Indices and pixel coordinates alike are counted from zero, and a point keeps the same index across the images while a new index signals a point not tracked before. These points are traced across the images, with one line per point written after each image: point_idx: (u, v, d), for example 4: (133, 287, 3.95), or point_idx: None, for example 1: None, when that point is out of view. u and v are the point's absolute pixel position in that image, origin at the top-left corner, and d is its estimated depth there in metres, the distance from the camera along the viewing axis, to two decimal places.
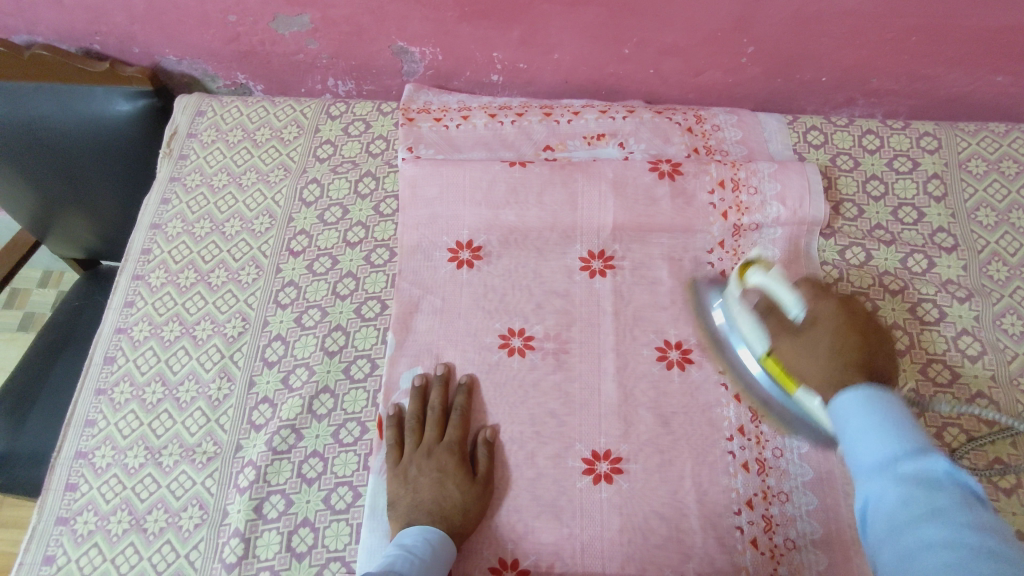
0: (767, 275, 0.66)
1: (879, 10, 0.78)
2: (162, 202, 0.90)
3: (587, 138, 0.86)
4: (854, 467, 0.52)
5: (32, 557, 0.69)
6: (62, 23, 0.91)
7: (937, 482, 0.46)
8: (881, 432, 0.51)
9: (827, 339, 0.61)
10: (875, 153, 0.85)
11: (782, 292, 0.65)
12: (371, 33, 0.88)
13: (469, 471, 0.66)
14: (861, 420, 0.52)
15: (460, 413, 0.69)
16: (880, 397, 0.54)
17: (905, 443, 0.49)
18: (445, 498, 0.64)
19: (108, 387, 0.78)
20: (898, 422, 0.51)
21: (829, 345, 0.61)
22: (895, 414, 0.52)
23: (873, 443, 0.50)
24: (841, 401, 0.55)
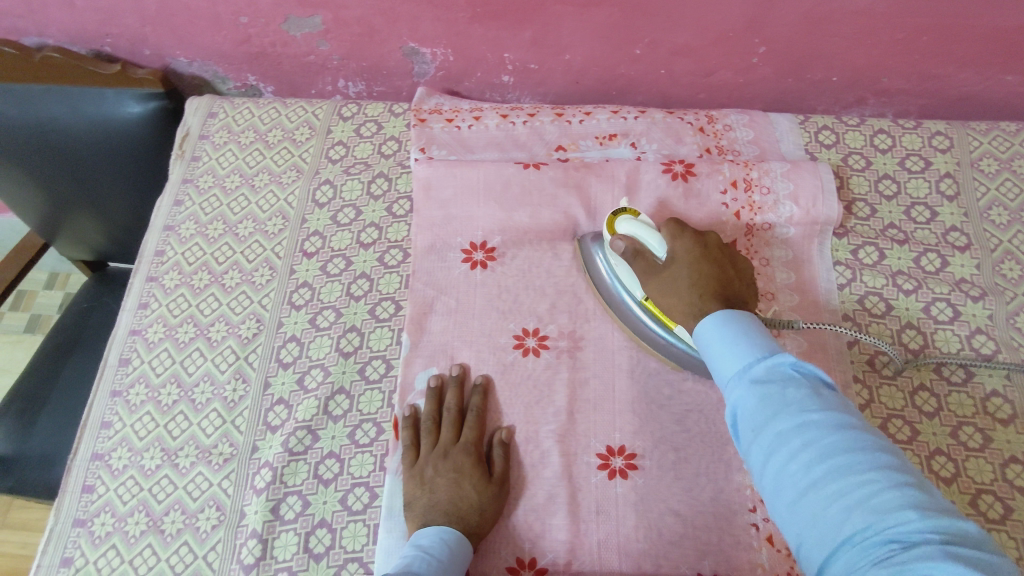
0: (637, 224, 0.69)
1: (890, 9, 0.79)
2: (175, 203, 0.90)
3: (599, 138, 0.86)
4: (720, 378, 0.57)
5: (50, 560, 0.69)
6: (73, 25, 0.91)
7: (789, 381, 0.52)
8: (738, 346, 0.56)
9: (682, 272, 0.65)
10: (887, 153, 0.85)
11: (649, 238, 0.68)
12: (383, 34, 0.88)
13: (486, 471, 0.66)
14: (722, 342, 0.58)
15: (476, 414, 0.69)
16: (738, 316, 0.59)
17: (756, 352, 0.56)
18: (462, 498, 0.63)
19: (123, 389, 0.78)
20: (752, 335, 0.57)
21: (681, 280, 0.65)
22: (748, 328, 0.58)
23: (736, 355, 0.56)
24: (703, 325, 0.60)
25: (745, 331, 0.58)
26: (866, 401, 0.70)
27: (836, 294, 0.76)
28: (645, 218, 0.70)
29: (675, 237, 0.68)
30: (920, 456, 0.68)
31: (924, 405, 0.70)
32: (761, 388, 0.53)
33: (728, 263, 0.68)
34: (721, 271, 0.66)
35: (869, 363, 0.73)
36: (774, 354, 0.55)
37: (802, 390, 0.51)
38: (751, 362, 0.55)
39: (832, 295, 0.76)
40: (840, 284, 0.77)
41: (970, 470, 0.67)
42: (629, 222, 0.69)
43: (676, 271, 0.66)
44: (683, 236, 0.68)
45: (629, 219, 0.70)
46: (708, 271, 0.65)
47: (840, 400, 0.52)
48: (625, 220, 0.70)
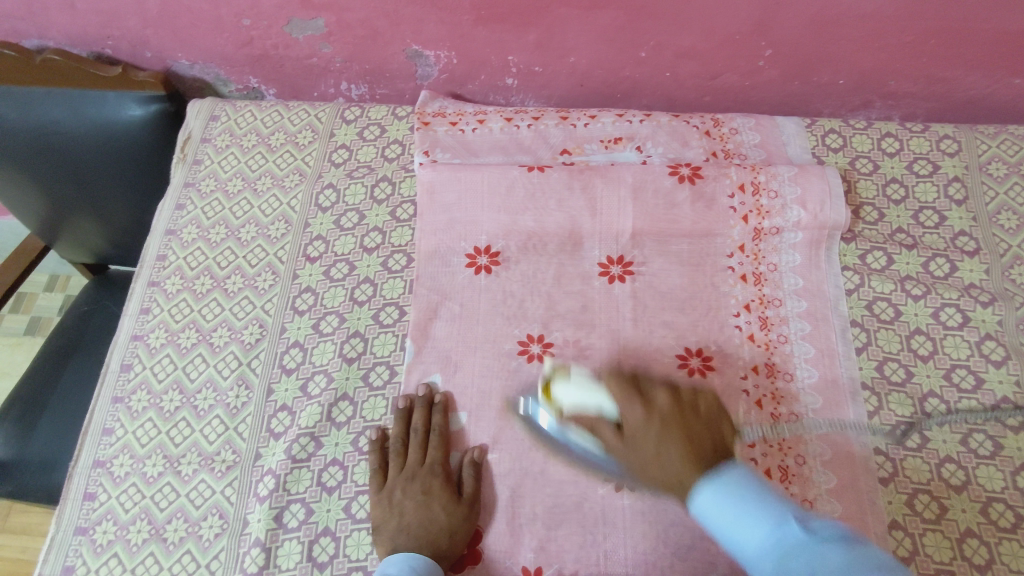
0: (574, 386, 0.63)
1: (898, 13, 0.78)
2: (177, 207, 0.89)
3: (605, 142, 0.86)
4: (747, 560, 0.50)
5: (51, 568, 0.69)
6: (74, 27, 0.90)
7: (813, 548, 0.45)
8: (751, 520, 0.50)
9: (654, 446, 0.56)
10: (895, 156, 0.85)
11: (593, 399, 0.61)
12: (386, 37, 0.87)
13: (455, 491, 0.66)
14: (730, 516, 0.51)
15: (439, 435, 0.69)
16: (733, 475, 0.53)
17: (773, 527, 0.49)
18: (432, 521, 0.64)
19: (125, 395, 0.78)
20: (760, 499, 0.51)
21: (654, 453, 0.56)
22: (753, 491, 0.52)
23: (755, 530, 0.49)
24: (696, 498, 0.53)
25: (750, 495, 0.51)
26: (876, 407, 0.70)
27: (844, 299, 0.75)
28: (578, 376, 0.64)
29: (620, 400, 0.60)
30: (930, 463, 0.67)
31: (934, 412, 0.70)
32: (782, 566, 0.46)
33: (693, 419, 0.58)
34: (688, 433, 0.57)
35: (878, 370, 0.72)
36: (785, 520, 0.49)
37: (824, 547, 0.45)
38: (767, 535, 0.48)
39: (840, 301, 0.75)
40: (848, 289, 0.76)
41: (982, 478, 0.66)
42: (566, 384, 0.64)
43: (642, 450, 0.57)
44: (632, 397, 0.59)
45: (565, 383, 0.64)
46: (674, 434, 0.56)
47: (869, 551, 0.44)
48: (562, 386, 0.64)
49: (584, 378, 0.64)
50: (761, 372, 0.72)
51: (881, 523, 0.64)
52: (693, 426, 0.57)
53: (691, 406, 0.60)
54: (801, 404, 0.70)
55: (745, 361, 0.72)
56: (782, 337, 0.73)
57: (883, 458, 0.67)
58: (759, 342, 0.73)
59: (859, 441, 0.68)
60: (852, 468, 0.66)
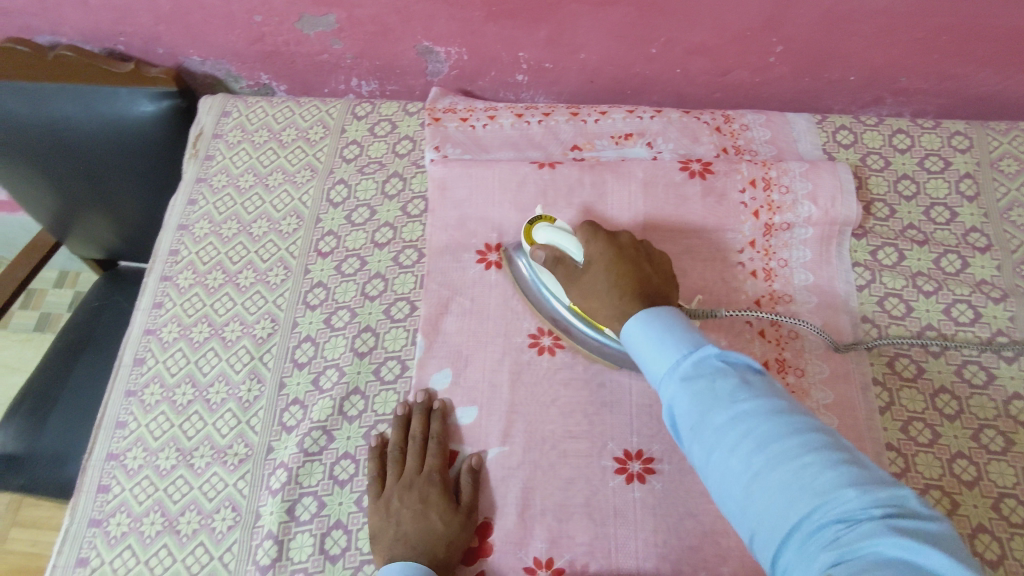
0: (554, 229, 0.69)
1: (910, 9, 0.78)
2: (189, 202, 0.90)
3: (615, 138, 0.86)
4: (655, 379, 0.58)
5: (65, 560, 0.69)
6: (87, 24, 0.91)
7: (720, 376, 0.53)
8: (666, 346, 0.57)
9: (602, 273, 0.66)
10: (906, 153, 0.85)
11: (568, 243, 0.68)
12: (397, 33, 0.88)
13: (453, 500, 0.65)
14: (649, 343, 0.59)
15: (438, 442, 0.68)
16: (661, 312, 0.61)
17: (686, 354, 0.56)
18: (429, 530, 0.62)
19: (138, 389, 0.78)
20: (675, 331, 0.58)
21: (600, 281, 0.66)
22: (671, 325, 0.59)
23: (665, 355, 0.57)
24: (627, 325, 0.61)
25: (670, 327, 0.59)
26: (887, 402, 0.70)
27: (854, 295, 0.76)
28: (561, 222, 0.71)
29: (586, 238, 0.68)
30: (942, 459, 0.67)
31: (945, 408, 0.70)
32: (687, 386, 0.54)
33: (645, 260, 0.68)
34: (637, 269, 0.66)
35: (889, 365, 0.72)
36: (695, 346, 0.56)
37: (729, 377, 0.53)
38: (677, 358, 0.56)
39: (850, 296, 0.76)
40: (859, 286, 0.76)
41: (994, 474, 0.66)
42: (546, 228, 0.70)
43: (591, 276, 0.67)
44: (595, 239, 0.68)
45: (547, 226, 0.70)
46: (621, 267, 0.66)
47: (766, 389, 0.53)
48: (543, 228, 0.70)
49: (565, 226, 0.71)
50: (772, 367, 0.71)
51: None
52: (643, 263, 0.67)
53: (648, 254, 0.69)
54: (812, 399, 0.70)
55: (756, 356, 0.72)
56: (792, 332, 0.73)
57: (894, 454, 0.67)
58: (770, 337, 0.73)
59: (870, 436, 0.68)
60: None
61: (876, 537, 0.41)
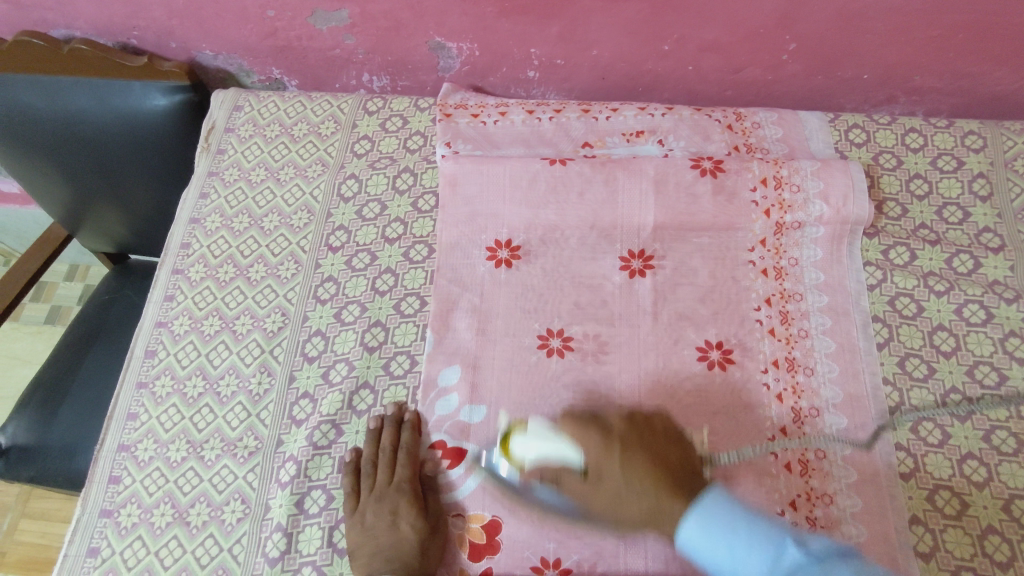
0: (532, 438, 0.63)
1: (926, 7, 0.77)
2: (201, 196, 0.90)
3: (626, 135, 0.86)
4: None
5: (77, 549, 0.70)
6: (101, 17, 0.91)
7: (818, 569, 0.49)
8: (745, 549, 0.53)
9: (620, 476, 0.59)
10: (919, 152, 0.84)
11: (556, 448, 0.61)
12: (410, 29, 0.88)
13: (422, 507, 0.67)
14: (723, 547, 0.54)
15: (407, 452, 0.69)
16: (713, 503, 0.56)
17: (770, 552, 0.52)
18: (402, 541, 0.64)
19: (149, 380, 0.79)
20: (744, 524, 0.54)
21: (622, 487, 0.59)
22: (734, 520, 0.54)
23: (751, 561, 0.52)
24: (683, 535, 0.56)
25: (735, 521, 0.54)
26: (897, 403, 0.70)
27: (865, 294, 0.75)
28: (533, 425, 0.64)
29: (578, 438, 0.61)
30: (952, 460, 0.67)
31: (956, 408, 0.69)
32: None
33: (649, 441, 0.62)
34: (651, 454, 0.61)
35: (900, 365, 0.72)
36: (777, 540, 0.52)
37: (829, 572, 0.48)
38: (766, 564, 0.52)
39: (862, 295, 0.75)
40: (870, 285, 0.76)
41: (1004, 475, 0.66)
42: (526, 438, 0.63)
43: (612, 485, 0.59)
44: (589, 433, 0.61)
45: (523, 437, 0.63)
46: (636, 461, 0.60)
47: (868, 570, 0.48)
48: (521, 442, 0.63)
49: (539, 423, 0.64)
50: (781, 366, 0.71)
51: (901, 518, 0.64)
52: (653, 444, 0.62)
53: (646, 425, 0.64)
54: (821, 398, 0.70)
55: (766, 355, 0.72)
56: (803, 332, 0.73)
57: (903, 454, 0.67)
58: (780, 336, 0.73)
59: (880, 436, 0.68)
60: (872, 462, 0.66)
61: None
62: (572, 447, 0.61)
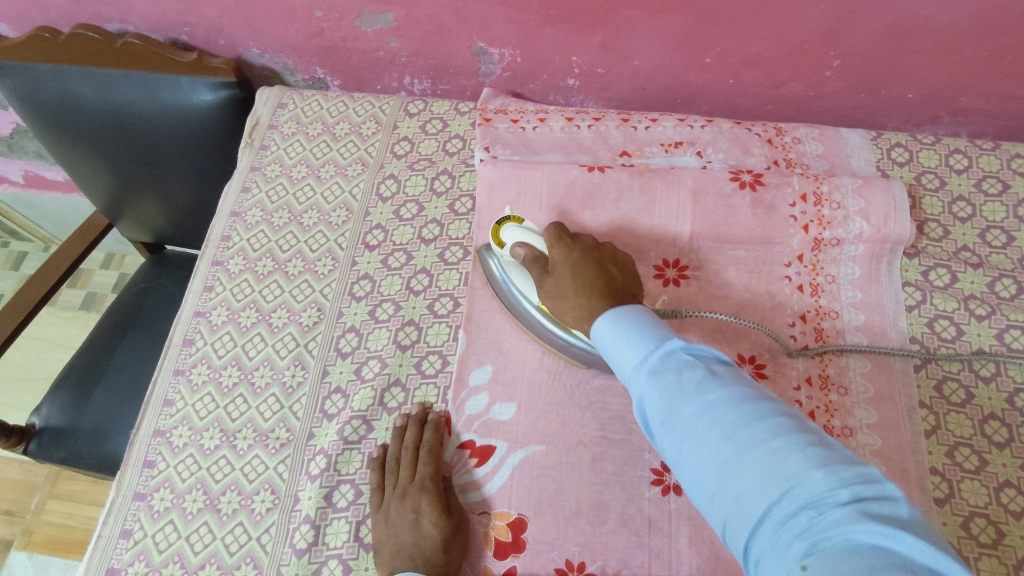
0: (519, 229, 0.71)
1: (975, 28, 0.77)
2: (242, 190, 0.92)
3: (665, 146, 0.86)
4: (621, 374, 0.54)
5: (110, 530, 0.71)
6: (154, 13, 0.93)
7: (686, 365, 0.50)
8: (634, 340, 0.54)
9: (568, 269, 0.65)
10: (962, 173, 0.83)
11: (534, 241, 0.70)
12: (453, 33, 0.89)
13: (446, 506, 0.65)
14: (617, 340, 0.55)
15: (429, 450, 0.68)
16: (630, 307, 0.57)
17: (652, 345, 0.53)
18: (424, 539, 0.63)
19: (186, 368, 0.80)
20: (643, 326, 0.55)
21: (564, 279, 0.65)
22: (639, 321, 0.55)
23: (631, 349, 0.53)
24: (596, 324, 0.58)
25: (636, 319, 0.56)
26: (933, 426, 0.69)
27: (903, 315, 0.74)
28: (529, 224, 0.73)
29: (551, 240, 0.68)
30: (989, 487, 0.66)
31: (994, 435, 0.68)
32: (655, 379, 0.50)
33: (606, 260, 0.66)
34: (600, 268, 0.64)
35: (937, 389, 0.71)
36: (663, 340, 0.53)
37: (696, 368, 0.49)
38: (644, 353, 0.53)
39: (900, 315, 0.74)
40: (909, 306, 0.75)
41: None
42: (513, 228, 0.71)
43: (558, 271, 0.66)
44: (561, 240, 0.68)
45: (514, 226, 0.72)
46: (587, 265, 0.64)
47: (729, 372, 0.49)
48: (510, 228, 0.72)
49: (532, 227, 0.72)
50: (814, 383, 0.71)
51: None
52: (609, 265, 0.66)
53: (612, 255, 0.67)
54: (855, 418, 0.69)
55: (799, 372, 0.72)
56: (838, 349, 0.73)
57: (939, 479, 0.66)
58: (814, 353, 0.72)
59: (915, 459, 0.67)
60: (906, 485, 0.65)
61: (846, 526, 0.38)
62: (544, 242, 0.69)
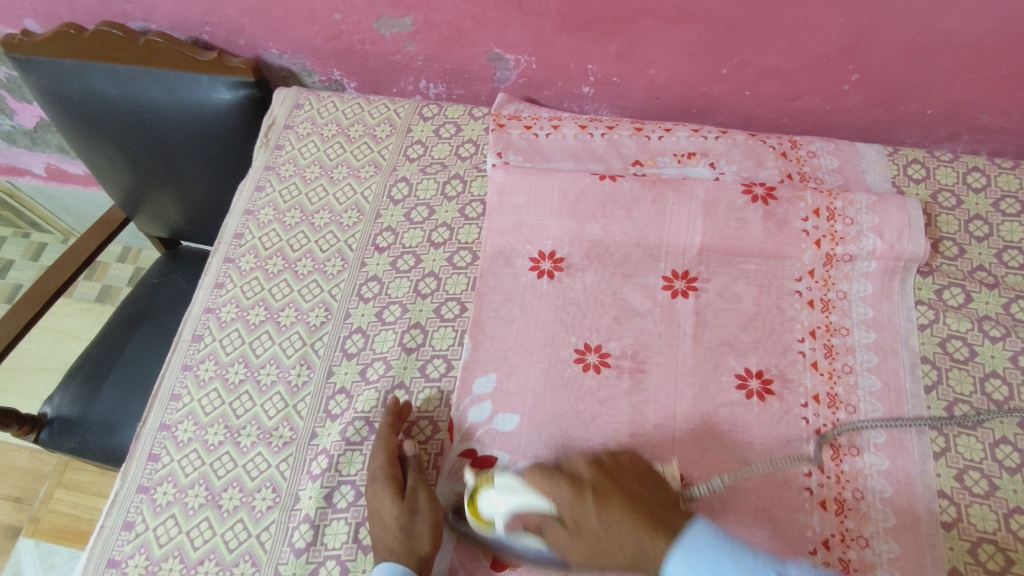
0: (504, 495, 0.61)
1: (999, 44, 0.75)
2: (256, 188, 0.93)
3: (678, 156, 0.85)
4: None
5: (113, 521, 0.72)
6: (177, 13, 0.95)
7: None
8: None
9: (598, 524, 0.59)
10: (980, 192, 0.82)
11: (529, 498, 0.61)
12: (470, 39, 0.89)
13: (400, 490, 0.66)
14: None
15: (381, 439, 0.69)
16: (696, 535, 0.58)
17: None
18: (384, 527, 0.64)
19: (194, 363, 0.81)
20: (727, 559, 0.56)
21: (605, 537, 0.59)
22: (714, 551, 0.56)
23: None
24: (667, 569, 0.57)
25: (713, 548, 0.57)
26: (942, 449, 0.67)
27: (915, 333, 0.73)
28: (501, 479, 0.62)
29: (548, 490, 0.61)
30: (998, 513, 0.64)
31: (1006, 460, 0.67)
32: None
33: (617, 478, 0.62)
34: (626, 501, 0.60)
35: (948, 410, 0.69)
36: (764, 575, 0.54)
37: None
38: None
39: (911, 334, 0.73)
40: (921, 325, 0.74)
41: None
42: (496, 495, 0.61)
43: (592, 533, 0.59)
44: (558, 481, 0.61)
45: (492, 491, 0.62)
46: (611, 505, 0.60)
47: None
48: (491, 498, 0.61)
49: (504, 477, 0.62)
50: (822, 400, 0.70)
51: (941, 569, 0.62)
52: (630, 486, 0.62)
53: (616, 468, 0.63)
54: (862, 437, 0.68)
55: (807, 388, 0.71)
56: (847, 367, 0.72)
57: (947, 503, 0.65)
58: (823, 370, 0.71)
59: (923, 481, 0.66)
60: (912, 508, 0.64)
61: None
62: (541, 497, 0.61)
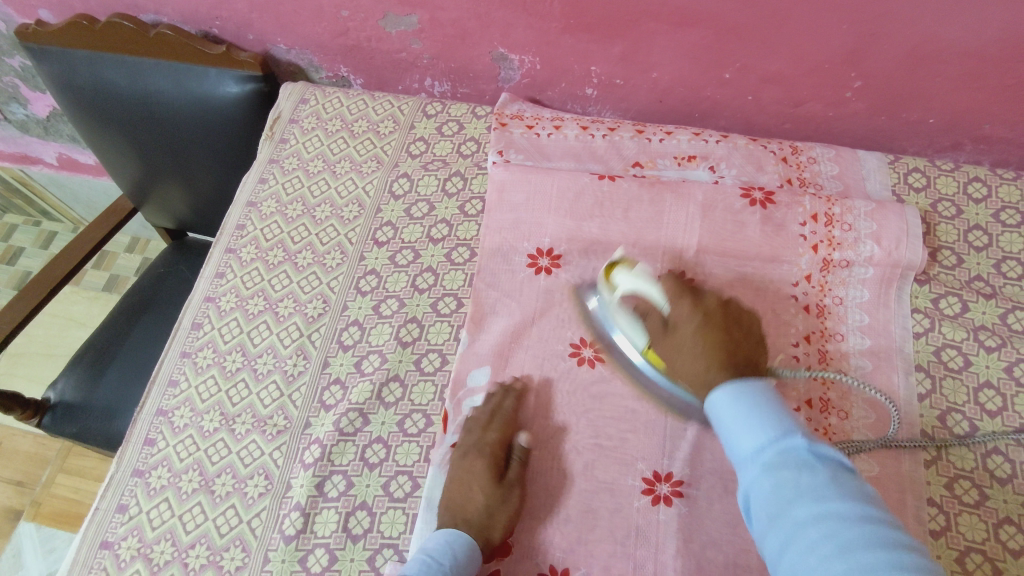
0: (632, 276, 0.69)
1: (1003, 54, 0.75)
2: (260, 181, 0.94)
3: (678, 159, 0.86)
4: (735, 456, 0.54)
5: (107, 504, 0.73)
6: (188, 6, 0.96)
7: (807, 467, 0.48)
8: (754, 424, 0.52)
9: (688, 336, 0.62)
10: (980, 203, 0.82)
11: (649, 292, 0.67)
12: (474, 38, 0.90)
13: (499, 475, 0.65)
14: (735, 419, 0.54)
15: (503, 419, 0.68)
16: (754, 387, 0.55)
17: (776, 436, 0.51)
18: (469, 502, 0.63)
19: (193, 351, 0.82)
20: (766, 411, 0.53)
21: (685, 348, 0.62)
22: (764, 404, 0.54)
23: (750, 434, 0.52)
24: (713, 395, 0.57)
25: (760, 402, 0.54)
26: (933, 457, 0.67)
27: (910, 341, 0.73)
28: (642, 269, 0.70)
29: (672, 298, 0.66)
30: (988, 522, 0.64)
31: (997, 470, 0.66)
32: (771, 471, 0.49)
33: (734, 324, 0.63)
34: (727, 337, 0.61)
35: (940, 419, 0.69)
36: (788, 433, 0.51)
37: (816, 473, 0.47)
38: (763, 442, 0.51)
39: (906, 341, 0.73)
40: (916, 332, 0.74)
41: None
42: (625, 275, 0.69)
43: (680, 337, 0.63)
44: (682, 297, 0.65)
45: (628, 272, 0.70)
46: (711, 331, 0.61)
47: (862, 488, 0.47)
48: (622, 274, 0.70)
49: (644, 272, 0.70)
50: (814, 405, 0.69)
51: None
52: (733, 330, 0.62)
53: (737, 317, 0.64)
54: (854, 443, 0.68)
55: (799, 392, 0.70)
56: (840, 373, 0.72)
57: (936, 511, 0.65)
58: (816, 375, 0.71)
59: (913, 487, 0.65)
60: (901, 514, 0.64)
61: None
62: (661, 297, 0.66)
